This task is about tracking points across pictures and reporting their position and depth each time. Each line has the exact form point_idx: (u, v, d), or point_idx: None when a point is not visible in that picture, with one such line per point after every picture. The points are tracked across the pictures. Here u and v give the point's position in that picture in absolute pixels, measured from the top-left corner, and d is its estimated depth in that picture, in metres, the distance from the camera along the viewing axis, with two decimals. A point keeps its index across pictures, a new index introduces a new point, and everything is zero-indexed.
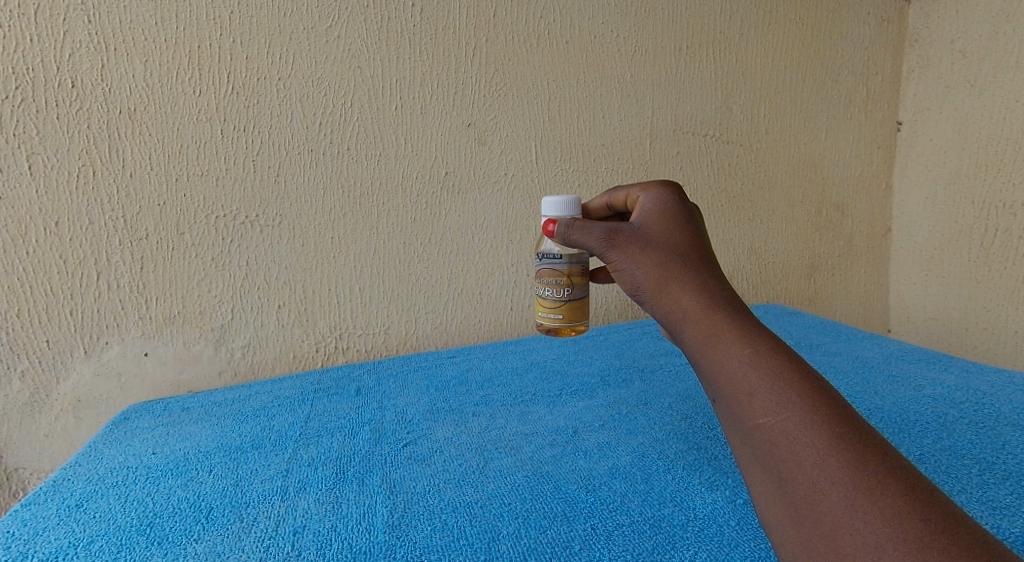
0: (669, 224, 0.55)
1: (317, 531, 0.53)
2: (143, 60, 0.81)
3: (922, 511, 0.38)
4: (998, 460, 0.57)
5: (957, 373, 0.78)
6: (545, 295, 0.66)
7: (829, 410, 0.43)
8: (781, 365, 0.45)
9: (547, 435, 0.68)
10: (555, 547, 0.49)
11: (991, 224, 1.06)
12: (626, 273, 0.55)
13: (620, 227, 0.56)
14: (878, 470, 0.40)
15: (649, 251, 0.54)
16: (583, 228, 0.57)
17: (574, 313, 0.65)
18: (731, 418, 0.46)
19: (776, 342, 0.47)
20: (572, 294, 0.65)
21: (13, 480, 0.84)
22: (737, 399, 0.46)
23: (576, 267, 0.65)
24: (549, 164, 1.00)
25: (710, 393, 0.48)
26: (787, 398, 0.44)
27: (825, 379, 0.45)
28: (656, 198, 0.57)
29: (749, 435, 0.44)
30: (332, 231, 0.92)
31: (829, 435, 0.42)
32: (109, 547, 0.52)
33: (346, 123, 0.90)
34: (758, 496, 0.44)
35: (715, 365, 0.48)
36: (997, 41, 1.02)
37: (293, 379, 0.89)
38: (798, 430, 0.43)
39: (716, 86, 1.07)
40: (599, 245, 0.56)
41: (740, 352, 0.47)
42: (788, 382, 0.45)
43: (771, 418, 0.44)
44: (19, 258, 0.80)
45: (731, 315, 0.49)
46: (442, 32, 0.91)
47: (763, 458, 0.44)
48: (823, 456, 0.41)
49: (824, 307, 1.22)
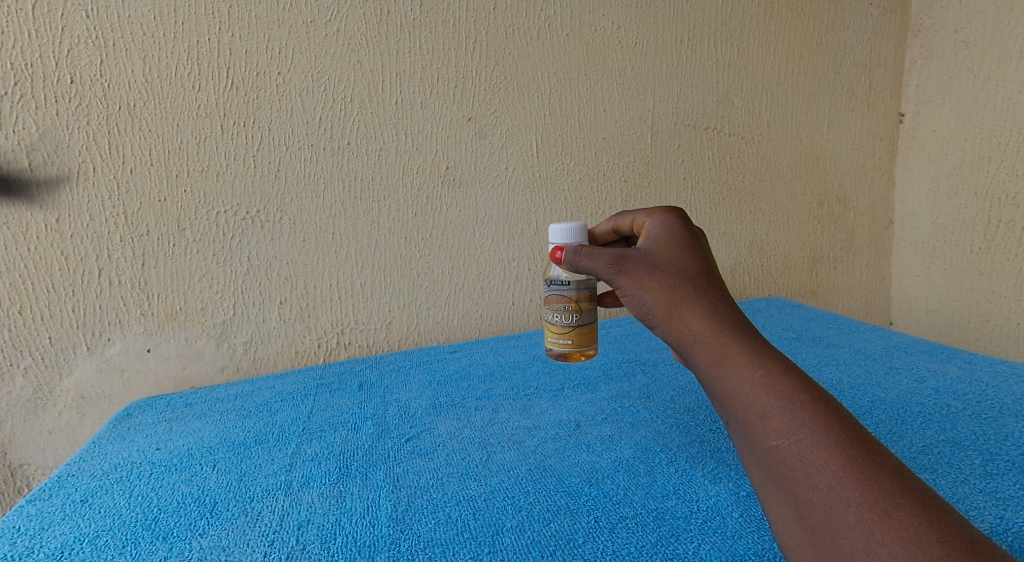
0: (675, 249, 0.56)
1: (321, 525, 0.53)
2: (142, 55, 0.80)
3: (939, 533, 0.39)
4: (1002, 451, 0.57)
5: (960, 364, 0.78)
6: (554, 321, 0.65)
7: (842, 431, 0.44)
8: (791, 388, 0.46)
9: (550, 428, 0.68)
10: (558, 539, 0.49)
11: (994, 215, 1.06)
12: (635, 297, 0.55)
13: (628, 253, 0.56)
14: (893, 491, 0.40)
15: (657, 275, 0.54)
16: (592, 254, 0.57)
17: (585, 337, 0.65)
18: (745, 440, 0.47)
19: (785, 365, 0.48)
20: (582, 319, 0.65)
21: (17, 477, 0.84)
22: (751, 421, 0.46)
23: (584, 291, 0.65)
24: (550, 158, 1.00)
25: (724, 414, 0.49)
26: (800, 421, 0.45)
27: (836, 401, 0.46)
28: (662, 225, 0.59)
29: (765, 458, 0.45)
30: (333, 226, 0.92)
31: (842, 457, 0.42)
32: (114, 541, 0.52)
33: (346, 118, 0.89)
34: (775, 519, 0.44)
35: (727, 387, 0.48)
36: (1001, 30, 1.02)
37: (296, 375, 0.89)
38: (810, 452, 0.43)
39: (716, 78, 1.07)
40: (608, 271, 0.56)
41: (752, 375, 0.47)
42: (799, 403, 0.45)
43: (784, 441, 0.44)
44: (20, 254, 0.80)
45: (741, 337, 0.50)
46: (442, 25, 0.91)
47: (779, 481, 0.44)
48: (837, 478, 0.42)
49: (826, 300, 1.22)
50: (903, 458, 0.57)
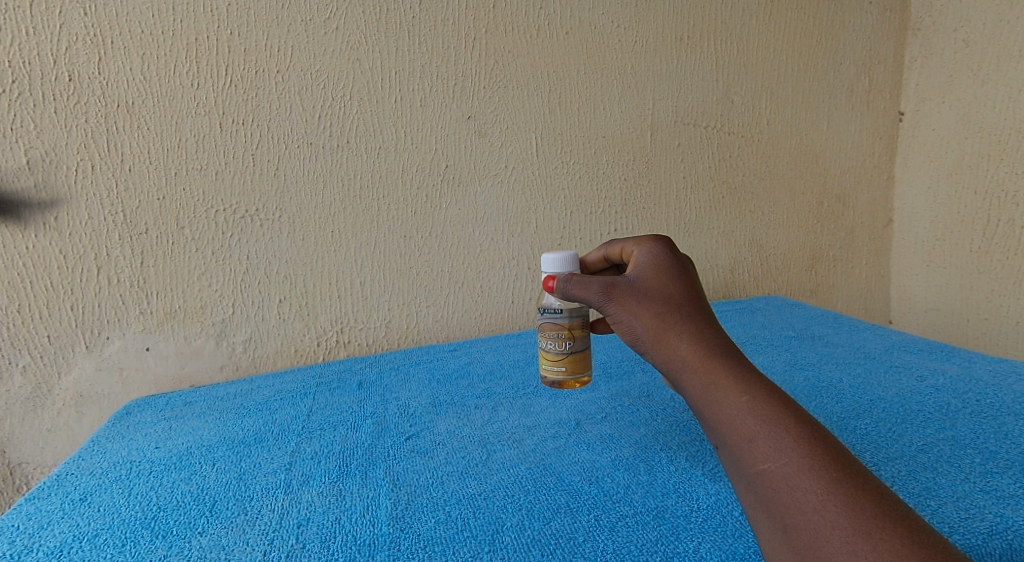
0: (662, 277, 0.57)
1: (321, 523, 0.53)
2: (140, 53, 0.80)
3: (920, 555, 0.38)
4: (1002, 450, 0.57)
5: (959, 363, 0.78)
6: (547, 348, 0.64)
7: (827, 455, 0.44)
8: (776, 412, 0.47)
9: (549, 427, 0.68)
10: (559, 538, 0.49)
11: (994, 214, 1.06)
12: (624, 324, 0.55)
13: (617, 280, 0.56)
14: (876, 513, 0.41)
15: (646, 302, 0.55)
16: (582, 282, 0.57)
17: (578, 364, 0.64)
18: (734, 464, 0.47)
19: (770, 390, 0.49)
20: (574, 346, 0.63)
21: (16, 476, 0.84)
22: (739, 445, 0.47)
23: (577, 319, 0.63)
24: (550, 156, 1.00)
25: (713, 438, 0.49)
26: (785, 444, 0.45)
27: (821, 425, 0.47)
28: (650, 253, 0.59)
29: (753, 481, 0.45)
30: (332, 224, 0.92)
31: (827, 481, 0.43)
32: (113, 540, 0.52)
33: (345, 116, 0.89)
34: (763, 544, 0.44)
35: (715, 412, 0.49)
36: (1001, 29, 1.02)
37: (295, 373, 0.89)
38: (797, 475, 0.44)
39: (716, 76, 1.07)
40: (598, 298, 0.56)
41: (738, 399, 0.48)
42: (785, 427, 0.46)
43: (771, 464, 0.45)
44: (19, 252, 0.80)
45: (728, 362, 0.51)
46: (441, 23, 0.91)
47: (767, 504, 0.44)
48: (823, 501, 0.42)
49: (826, 298, 1.22)
50: (902, 457, 0.57)
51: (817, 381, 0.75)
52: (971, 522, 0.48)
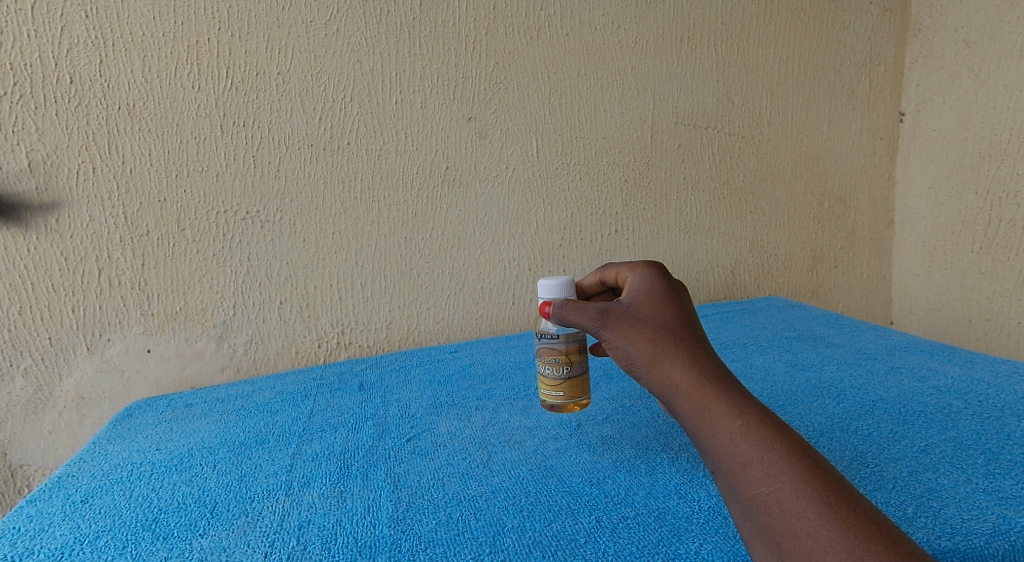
0: (656, 303, 0.57)
1: (321, 526, 0.53)
2: (141, 55, 0.80)
3: None
4: (1003, 450, 0.57)
5: (961, 363, 0.78)
6: (545, 373, 0.63)
7: (819, 480, 0.44)
8: (770, 436, 0.47)
9: (551, 428, 0.68)
10: (560, 539, 0.49)
11: (995, 214, 1.05)
12: (619, 350, 0.55)
13: (611, 307, 0.56)
14: (868, 539, 0.41)
15: (640, 328, 0.55)
16: (578, 308, 0.57)
17: (576, 389, 0.62)
18: (728, 488, 0.47)
19: (763, 414, 0.49)
20: (572, 370, 0.62)
21: (17, 477, 0.84)
22: (734, 470, 0.47)
23: (574, 344, 0.61)
24: (551, 157, 1.00)
25: (708, 463, 0.49)
26: (778, 469, 0.45)
27: (814, 450, 0.47)
28: (644, 279, 0.59)
29: (748, 506, 0.45)
30: (333, 226, 0.92)
31: (820, 505, 0.43)
32: (115, 542, 0.52)
33: (346, 118, 0.89)
34: None
35: (709, 437, 0.49)
36: (1001, 29, 1.01)
37: (296, 375, 0.89)
38: (790, 499, 0.44)
39: (716, 77, 1.07)
40: (594, 325, 0.56)
41: (732, 424, 0.48)
42: (777, 452, 0.46)
43: (765, 489, 0.45)
44: (20, 255, 0.80)
45: (721, 387, 0.51)
46: (442, 25, 0.91)
47: (762, 529, 0.44)
48: (816, 525, 0.42)
49: (827, 299, 1.22)
50: (903, 458, 0.57)
51: (818, 383, 0.75)
52: (973, 523, 0.48)
